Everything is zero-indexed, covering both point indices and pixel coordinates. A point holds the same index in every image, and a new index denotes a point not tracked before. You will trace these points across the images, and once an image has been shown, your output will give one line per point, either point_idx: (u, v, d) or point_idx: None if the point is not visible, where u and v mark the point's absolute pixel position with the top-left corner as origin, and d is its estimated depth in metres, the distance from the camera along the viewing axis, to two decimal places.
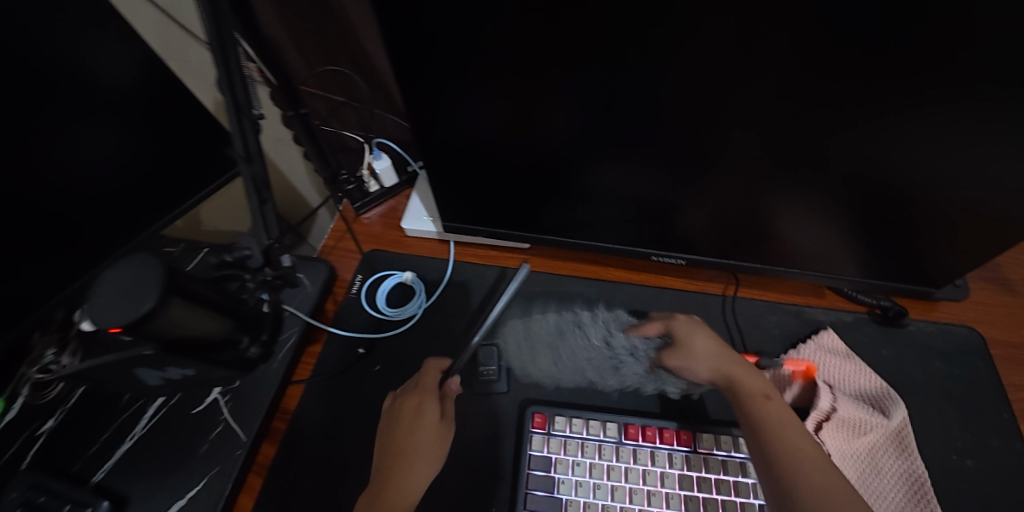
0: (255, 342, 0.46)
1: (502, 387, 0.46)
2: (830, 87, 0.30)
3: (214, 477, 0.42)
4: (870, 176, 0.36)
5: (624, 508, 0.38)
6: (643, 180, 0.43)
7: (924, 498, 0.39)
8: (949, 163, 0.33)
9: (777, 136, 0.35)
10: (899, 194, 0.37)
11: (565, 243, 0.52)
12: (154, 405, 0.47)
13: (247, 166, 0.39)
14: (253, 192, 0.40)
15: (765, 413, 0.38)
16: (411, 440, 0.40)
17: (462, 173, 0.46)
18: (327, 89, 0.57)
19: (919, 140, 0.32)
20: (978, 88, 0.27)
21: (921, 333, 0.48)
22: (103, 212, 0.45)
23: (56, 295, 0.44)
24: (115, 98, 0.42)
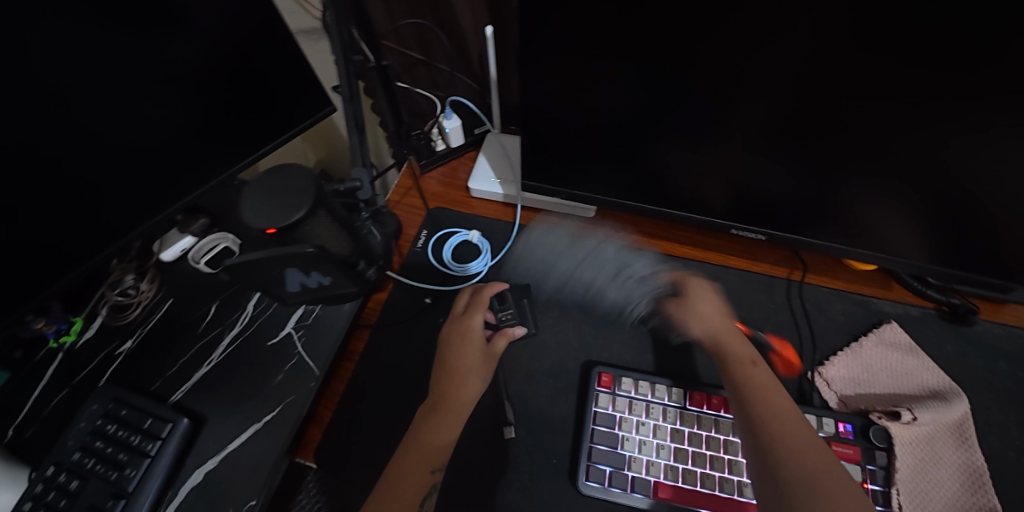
0: (372, 265, 0.44)
1: (532, 327, 0.47)
2: (965, 64, 0.29)
3: (288, 405, 0.44)
4: (975, 166, 0.35)
5: (686, 469, 0.39)
6: (727, 156, 0.42)
7: (982, 490, 0.39)
8: None
9: (883, 123, 0.34)
10: (1000, 187, 0.36)
11: (638, 210, 0.51)
12: (253, 298, 0.51)
13: (348, 104, 0.41)
14: (355, 129, 0.42)
15: (749, 377, 0.38)
16: (458, 367, 0.42)
17: (541, 134, 0.47)
18: (405, 44, 0.58)
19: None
20: None
21: (988, 334, 0.47)
22: (190, 145, 0.47)
23: (147, 218, 0.46)
24: (207, 31, 0.43)
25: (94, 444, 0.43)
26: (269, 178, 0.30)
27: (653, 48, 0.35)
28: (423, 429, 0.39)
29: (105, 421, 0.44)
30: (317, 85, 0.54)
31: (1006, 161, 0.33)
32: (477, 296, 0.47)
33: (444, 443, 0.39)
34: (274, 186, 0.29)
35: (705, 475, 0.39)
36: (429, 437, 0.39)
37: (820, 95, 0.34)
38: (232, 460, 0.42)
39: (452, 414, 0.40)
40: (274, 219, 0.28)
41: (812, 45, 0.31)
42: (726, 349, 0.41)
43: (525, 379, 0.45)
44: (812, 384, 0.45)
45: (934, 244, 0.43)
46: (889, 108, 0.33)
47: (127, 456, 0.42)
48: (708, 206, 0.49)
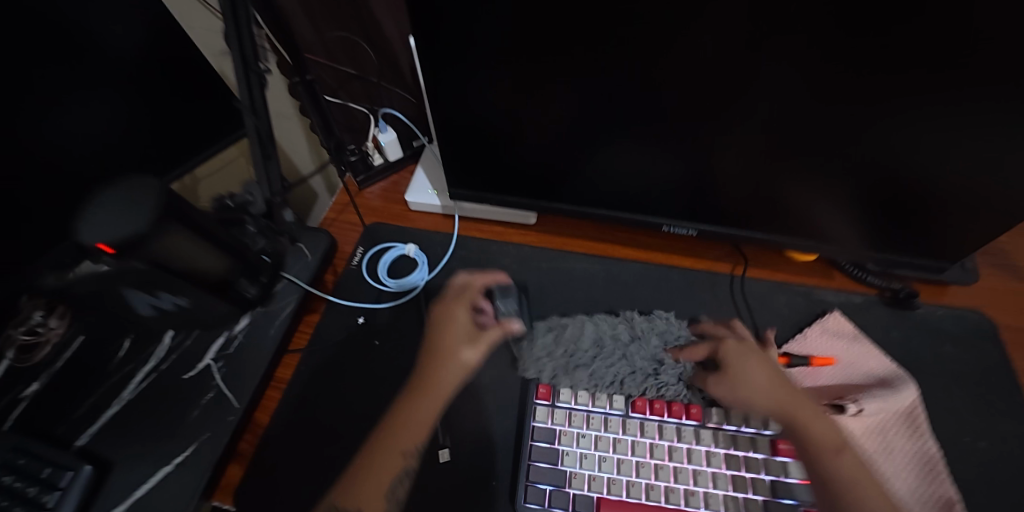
0: (254, 282, 0.46)
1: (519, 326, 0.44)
2: (866, 38, 0.28)
3: (204, 443, 0.40)
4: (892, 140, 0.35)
5: (630, 482, 0.37)
6: (654, 153, 0.42)
7: (937, 479, 0.38)
8: (967, 134, 0.32)
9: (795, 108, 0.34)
10: (917, 164, 0.36)
11: (574, 213, 0.50)
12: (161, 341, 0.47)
13: (251, 115, 0.39)
14: (258, 145, 0.41)
15: (840, 471, 0.34)
16: (443, 347, 0.41)
17: (468, 141, 0.45)
18: (335, 60, 0.56)
19: (946, 101, 0.30)
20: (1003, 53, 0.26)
21: (932, 317, 0.47)
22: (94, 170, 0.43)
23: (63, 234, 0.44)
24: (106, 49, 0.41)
25: None
26: (114, 196, 0.32)
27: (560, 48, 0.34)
28: (397, 414, 0.38)
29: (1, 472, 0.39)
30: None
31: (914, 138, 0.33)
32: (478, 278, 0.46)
33: (418, 425, 0.38)
34: (122, 202, 0.32)
35: (650, 486, 0.37)
36: (382, 454, 0.36)
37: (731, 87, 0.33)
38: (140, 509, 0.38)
39: (426, 398, 0.39)
40: (108, 235, 0.31)
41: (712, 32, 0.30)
42: (805, 433, 0.36)
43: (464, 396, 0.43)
44: None
45: (861, 229, 0.44)
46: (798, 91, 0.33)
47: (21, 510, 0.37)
48: (644, 206, 0.48)
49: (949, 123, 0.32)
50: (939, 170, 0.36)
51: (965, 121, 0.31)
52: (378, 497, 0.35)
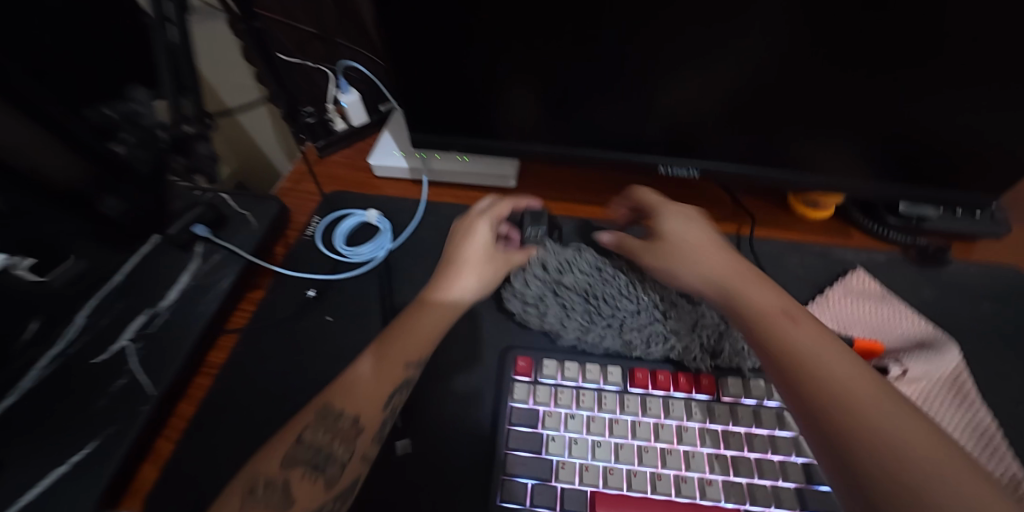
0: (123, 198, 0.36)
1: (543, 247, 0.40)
2: None
3: (107, 439, 0.32)
4: (928, 43, 0.30)
5: (631, 471, 0.29)
6: (647, 84, 0.36)
7: (997, 453, 0.31)
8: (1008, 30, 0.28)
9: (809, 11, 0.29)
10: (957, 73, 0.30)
11: (554, 156, 0.42)
12: (145, 243, 0.42)
13: (161, 33, 0.30)
14: (172, 73, 0.32)
15: (801, 349, 0.28)
16: (463, 254, 0.37)
17: (436, 80, 0.39)
18: (292, 17, 0.50)
19: None
20: None
21: (964, 274, 0.41)
22: None
23: None
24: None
25: None
26: None
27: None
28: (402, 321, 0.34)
29: None
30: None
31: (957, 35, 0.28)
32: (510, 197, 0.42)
33: (426, 335, 0.33)
34: None
35: (657, 476, 0.29)
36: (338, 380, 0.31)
37: None
38: None
39: (438, 305, 0.35)
40: None
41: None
42: (748, 305, 0.31)
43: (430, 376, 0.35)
44: None
45: (883, 172, 0.38)
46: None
47: None
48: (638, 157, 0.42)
49: None
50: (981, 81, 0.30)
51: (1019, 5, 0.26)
52: (377, 407, 0.30)
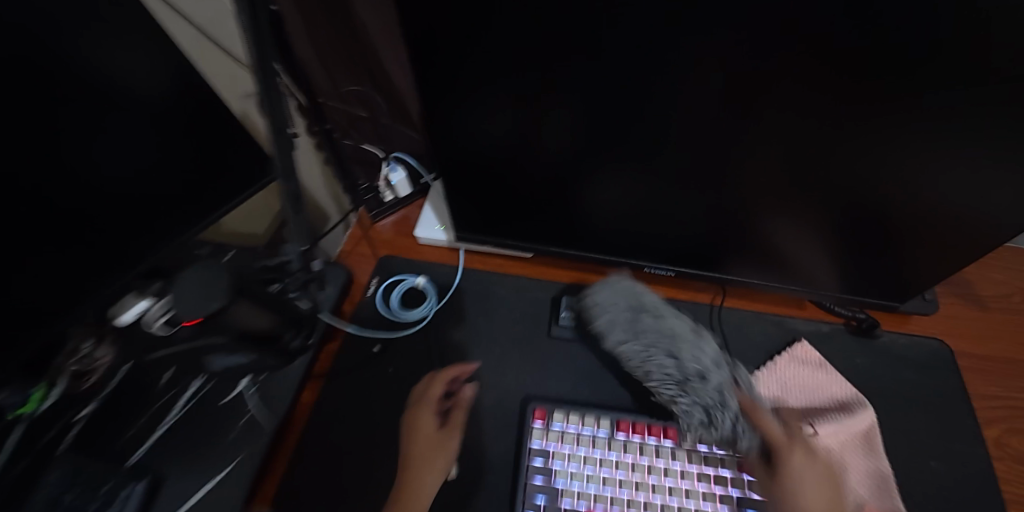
0: (299, 335, 0.50)
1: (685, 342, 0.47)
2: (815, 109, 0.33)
3: (242, 463, 0.46)
4: (858, 186, 0.39)
5: (614, 496, 0.42)
6: (645, 198, 0.47)
7: (888, 494, 0.43)
8: (921, 183, 0.37)
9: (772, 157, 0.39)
10: (878, 203, 0.40)
11: (565, 255, 0.56)
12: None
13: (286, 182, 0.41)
14: (291, 201, 0.43)
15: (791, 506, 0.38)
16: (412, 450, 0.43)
17: (476, 188, 0.50)
18: (349, 105, 0.61)
19: (896, 155, 0.35)
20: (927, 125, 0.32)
21: (894, 344, 0.53)
22: None
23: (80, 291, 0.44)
24: (137, 100, 0.41)
25: None
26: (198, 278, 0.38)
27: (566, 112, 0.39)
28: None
29: (61, 491, 0.44)
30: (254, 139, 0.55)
31: (872, 181, 0.38)
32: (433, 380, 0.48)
33: None
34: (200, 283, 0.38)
35: (631, 500, 0.42)
36: None
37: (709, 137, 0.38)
38: None
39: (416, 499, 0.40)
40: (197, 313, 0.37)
41: (701, 103, 0.35)
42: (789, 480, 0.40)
43: (469, 420, 0.48)
44: None
45: (818, 278, 0.51)
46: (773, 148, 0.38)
47: None
48: (633, 244, 0.53)
49: (902, 172, 0.37)
50: (899, 211, 0.41)
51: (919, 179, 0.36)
52: None
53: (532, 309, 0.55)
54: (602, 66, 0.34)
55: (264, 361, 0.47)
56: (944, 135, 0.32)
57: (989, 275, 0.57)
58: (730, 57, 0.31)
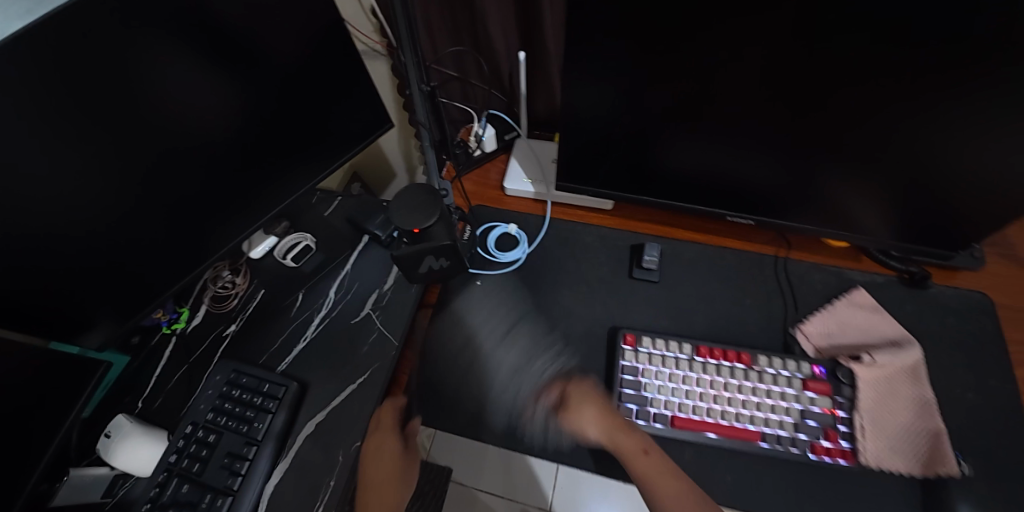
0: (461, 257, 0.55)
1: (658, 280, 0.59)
2: (896, 75, 0.39)
3: (375, 370, 0.55)
4: (925, 151, 0.45)
5: (695, 406, 0.50)
6: (730, 156, 0.52)
7: (931, 414, 0.49)
8: (984, 147, 0.42)
9: (847, 123, 0.44)
10: (940, 167, 0.46)
11: (647, 204, 0.62)
12: (360, 242, 0.66)
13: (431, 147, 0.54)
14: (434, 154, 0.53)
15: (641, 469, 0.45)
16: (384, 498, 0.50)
17: (573, 144, 0.56)
18: (444, 65, 0.67)
19: (963, 120, 0.41)
20: (997, 93, 0.37)
21: (940, 294, 0.59)
22: (283, 142, 0.55)
23: (233, 215, 0.55)
24: (283, 55, 0.49)
25: (222, 405, 0.53)
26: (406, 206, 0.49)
27: (674, 70, 0.44)
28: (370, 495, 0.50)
29: (229, 387, 0.54)
30: (369, 98, 0.61)
31: (938, 146, 0.44)
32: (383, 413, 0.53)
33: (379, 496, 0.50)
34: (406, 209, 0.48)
35: (709, 409, 0.50)
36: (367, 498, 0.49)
37: (796, 100, 0.43)
38: (338, 414, 0.53)
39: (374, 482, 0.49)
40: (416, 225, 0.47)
41: (798, 67, 0.41)
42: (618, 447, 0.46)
43: (562, 343, 0.56)
44: (794, 338, 0.55)
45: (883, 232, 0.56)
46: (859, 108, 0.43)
47: (252, 412, 0.52)
48: (709, 198, 0.59)
49: (966, 137, 0.42)
50: (960, 174, 0.46)
51: (987, 141, 0.41)
52: None
53: (611, 254, 0.62)
54: (711, 30, 0.40)
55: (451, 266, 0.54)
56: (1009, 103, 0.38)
57: None
58: (830, 26, 0.37)
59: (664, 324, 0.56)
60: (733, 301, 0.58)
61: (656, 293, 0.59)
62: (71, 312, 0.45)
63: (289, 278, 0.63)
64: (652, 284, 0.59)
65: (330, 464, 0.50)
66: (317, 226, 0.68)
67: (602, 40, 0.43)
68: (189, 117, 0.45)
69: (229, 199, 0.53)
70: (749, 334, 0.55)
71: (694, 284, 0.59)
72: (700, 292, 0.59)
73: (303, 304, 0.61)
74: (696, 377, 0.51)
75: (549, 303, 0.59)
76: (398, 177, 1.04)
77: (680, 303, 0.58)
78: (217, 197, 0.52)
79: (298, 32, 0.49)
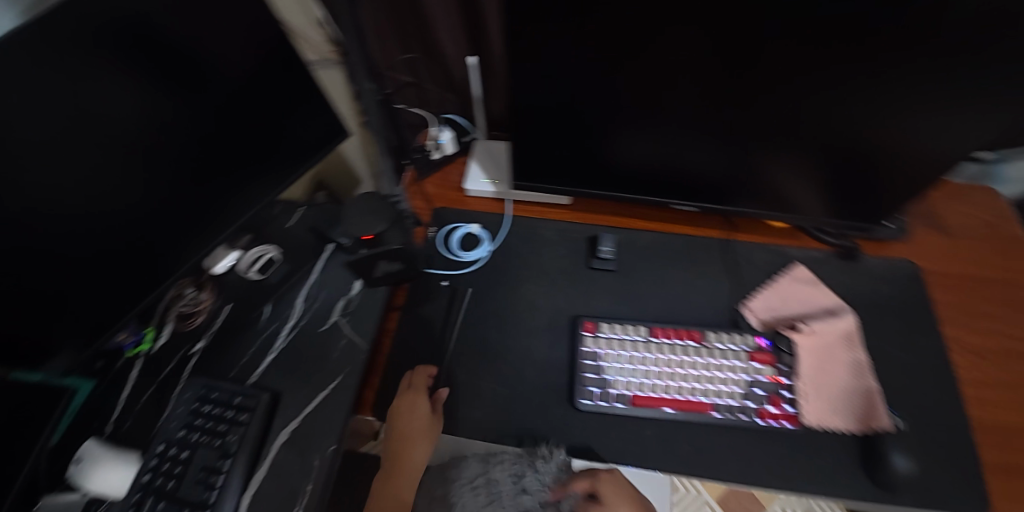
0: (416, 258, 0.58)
1: (615, 269, 0.63)
2: (804, 63, 0.43)
3: (347, 375, 0.56)
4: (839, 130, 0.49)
5: (652, 384, 0.53)
6: (672, 146, 0.56)
7: (864, 375, 0.54)
8: (888, 123, 0.47)
9: (770, 109, 0.48)
10: (855, 144, 0.51)
11: (600, 197, 0.65)
12: (324, 251, 0.67)
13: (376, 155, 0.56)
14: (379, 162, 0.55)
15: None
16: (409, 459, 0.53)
17: (526, 143, 0.59)
18: (398, 72, 0.69)
19: (867, 100, 0.45)
20: (890, 73, 0.42)
21: (871, 264, 0.64)
22: (240, 155, 0.56)
23: (193, 231, 0.55)
24: (233, 69, 0.50)
25: (194, 422, 0.53)
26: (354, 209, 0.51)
27: (611, 68, 0.47)
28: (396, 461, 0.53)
29: (199, 403, 0.55)
30: (324, 107, 0.62)
31: (850, 124, 0.48)
32: (414, 377, 0.55)
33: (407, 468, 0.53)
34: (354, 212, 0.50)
35: (666, 386, 0.53)
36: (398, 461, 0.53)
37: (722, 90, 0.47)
38: (311, 420, 0.54)
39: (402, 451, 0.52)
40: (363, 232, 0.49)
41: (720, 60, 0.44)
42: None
43: (527, 334, 0.59)
44: (740, 314, 0.59)
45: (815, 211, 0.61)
46: (783, 96, 0.47)
47: (224, 426, 0.53)
48: (658, 188, 0.63)
49: (872, 115, 0.47)
50: (872, 148, 0.51)
51: (889, 117, 0.46)
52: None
53: (570, 247, 0.65)
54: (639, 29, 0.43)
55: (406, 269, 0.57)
56: (901, 81, 0.42)
57: (951, 207, 0.69)
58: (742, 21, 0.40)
59: (622, 309, 0.60)
60: (684, 283, 0.62)
61: (613, 281, 0.62)
62: (28, 339, 0.45)
63: (256, 291, 0.64)
64: (609, 272, 0.63)
65: (307, 468, 0.51)
66: (280, 238, 0.68)
67: (540, 44, 0.45)
68: (139, 136, 0.45)
69: (188, 215, 0.54)
70: (700, 313, 0.59)
71: (648, 269, 0.63)
72: (654, 277, 0.62)
73: (271, 315, 0.62)
74: (652, 357, 0.55)
75: (512, 297, 0.61)
76: (365, 183, 1.04)
77: (636, 288, 0.61)
78: (175, 214, 0.52)
79: (247, 46, 0.50)
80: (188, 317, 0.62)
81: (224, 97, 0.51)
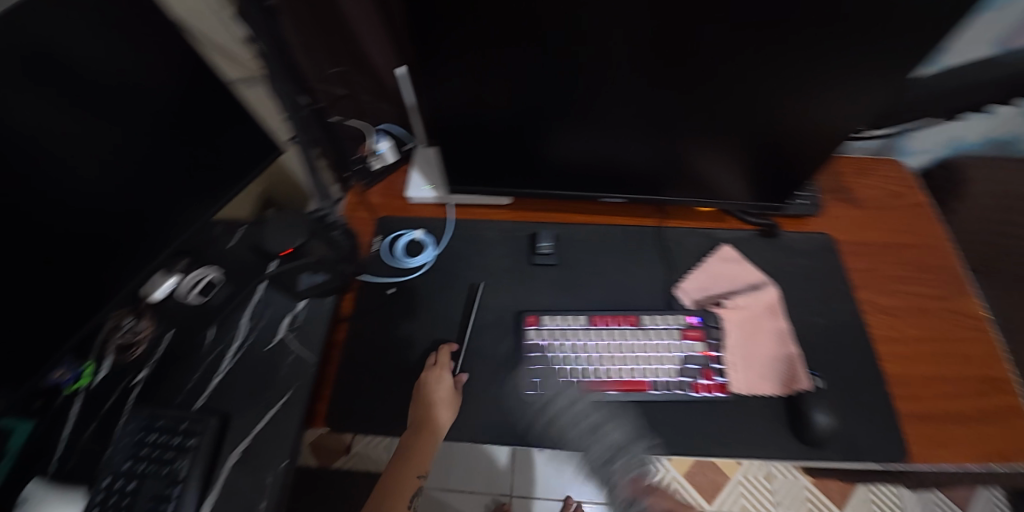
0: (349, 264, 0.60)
1: (556, 262, 0.65)
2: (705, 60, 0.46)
3: (297, 389, 0.56)
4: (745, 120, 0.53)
5: (595, 369, 0.56)
6: (598, 143, 0.59)
7: (786, 342, 0.58)
8: (786, 111, 0.51)
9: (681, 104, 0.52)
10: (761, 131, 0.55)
11: (538, 195, 0.67)
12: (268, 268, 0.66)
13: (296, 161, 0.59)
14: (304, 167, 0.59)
15: None
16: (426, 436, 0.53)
17: (460, 149, 0.60)
18: (332, 85, 0.66)
19: (764, 91, 0.49)
20: (780, 67, 0.46)
21: (791, 240, 0.69)
22: (170, 180, 0.55)
23: (126, 260, 0.54)
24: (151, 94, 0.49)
25: (140, 453, 0.52)
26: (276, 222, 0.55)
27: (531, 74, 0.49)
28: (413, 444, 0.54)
29: (145, 433, 0.54)
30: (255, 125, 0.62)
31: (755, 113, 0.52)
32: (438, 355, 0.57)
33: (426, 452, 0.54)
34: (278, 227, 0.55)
35: (607, 369, 0.56)
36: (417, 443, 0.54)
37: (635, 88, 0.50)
38: (263, 438, 0.54)
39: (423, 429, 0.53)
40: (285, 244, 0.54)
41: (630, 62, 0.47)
42: None
43: (475, 333, 0.61)
44: (675, 295, 0.63)
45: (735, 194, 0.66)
46: (692, 91, 0.50)
47: (172, 453, 0.52)
48: (591, 183, 0.66)
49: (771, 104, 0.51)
50: (777, 134, 0.55)
51: (787, 105, 0.50)
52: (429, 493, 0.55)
53: (512, 245, 0.67)
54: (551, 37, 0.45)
55: (335, 277, 0.60)
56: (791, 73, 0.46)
57: (860, 182, 0.75)
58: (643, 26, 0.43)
59: (564, 301, 0.62)
60: (622, 271, 0.65)
61: (555, 274, 0.65)
62: None
63: (199, 313, 0.63)
64: (551, 266, 0.65)
65: (260, 486, 0.51)
66: (222, 259, 0.68)
67: (459, 54, 0.47)
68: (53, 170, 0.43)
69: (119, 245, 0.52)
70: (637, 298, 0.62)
71: (588, 260, 0.66)
72: (593, 267, 0.65)
73: (217, 337, 0.61)
74: (592, 343, 0.58)
75: (460, 298, 0.63)
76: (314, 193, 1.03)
77: (577, 280, 0.64)
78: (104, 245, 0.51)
79: (165, 69, 0.50)
80: (128, 348, 0.60)
81: (145, 123, 0.50)
